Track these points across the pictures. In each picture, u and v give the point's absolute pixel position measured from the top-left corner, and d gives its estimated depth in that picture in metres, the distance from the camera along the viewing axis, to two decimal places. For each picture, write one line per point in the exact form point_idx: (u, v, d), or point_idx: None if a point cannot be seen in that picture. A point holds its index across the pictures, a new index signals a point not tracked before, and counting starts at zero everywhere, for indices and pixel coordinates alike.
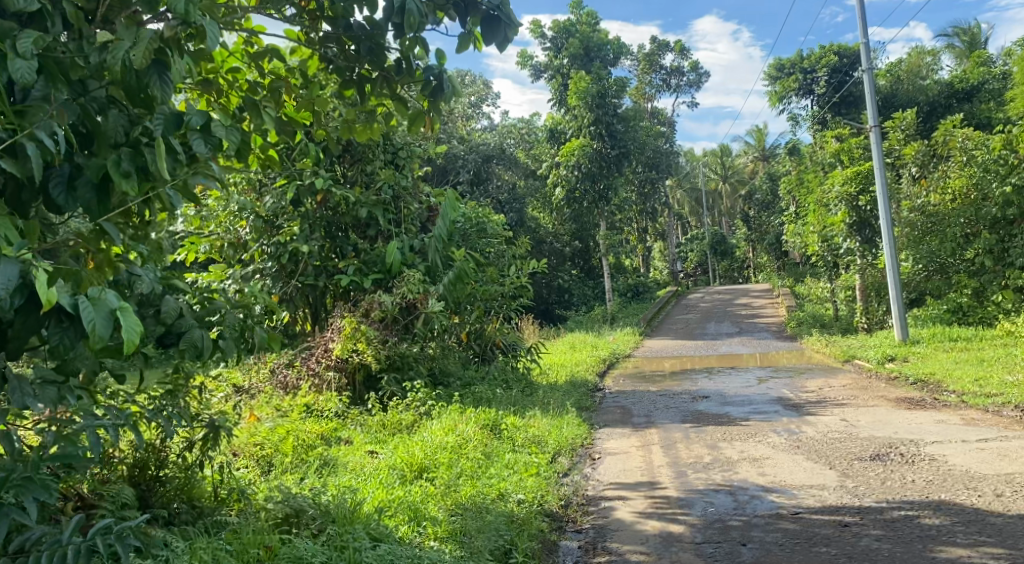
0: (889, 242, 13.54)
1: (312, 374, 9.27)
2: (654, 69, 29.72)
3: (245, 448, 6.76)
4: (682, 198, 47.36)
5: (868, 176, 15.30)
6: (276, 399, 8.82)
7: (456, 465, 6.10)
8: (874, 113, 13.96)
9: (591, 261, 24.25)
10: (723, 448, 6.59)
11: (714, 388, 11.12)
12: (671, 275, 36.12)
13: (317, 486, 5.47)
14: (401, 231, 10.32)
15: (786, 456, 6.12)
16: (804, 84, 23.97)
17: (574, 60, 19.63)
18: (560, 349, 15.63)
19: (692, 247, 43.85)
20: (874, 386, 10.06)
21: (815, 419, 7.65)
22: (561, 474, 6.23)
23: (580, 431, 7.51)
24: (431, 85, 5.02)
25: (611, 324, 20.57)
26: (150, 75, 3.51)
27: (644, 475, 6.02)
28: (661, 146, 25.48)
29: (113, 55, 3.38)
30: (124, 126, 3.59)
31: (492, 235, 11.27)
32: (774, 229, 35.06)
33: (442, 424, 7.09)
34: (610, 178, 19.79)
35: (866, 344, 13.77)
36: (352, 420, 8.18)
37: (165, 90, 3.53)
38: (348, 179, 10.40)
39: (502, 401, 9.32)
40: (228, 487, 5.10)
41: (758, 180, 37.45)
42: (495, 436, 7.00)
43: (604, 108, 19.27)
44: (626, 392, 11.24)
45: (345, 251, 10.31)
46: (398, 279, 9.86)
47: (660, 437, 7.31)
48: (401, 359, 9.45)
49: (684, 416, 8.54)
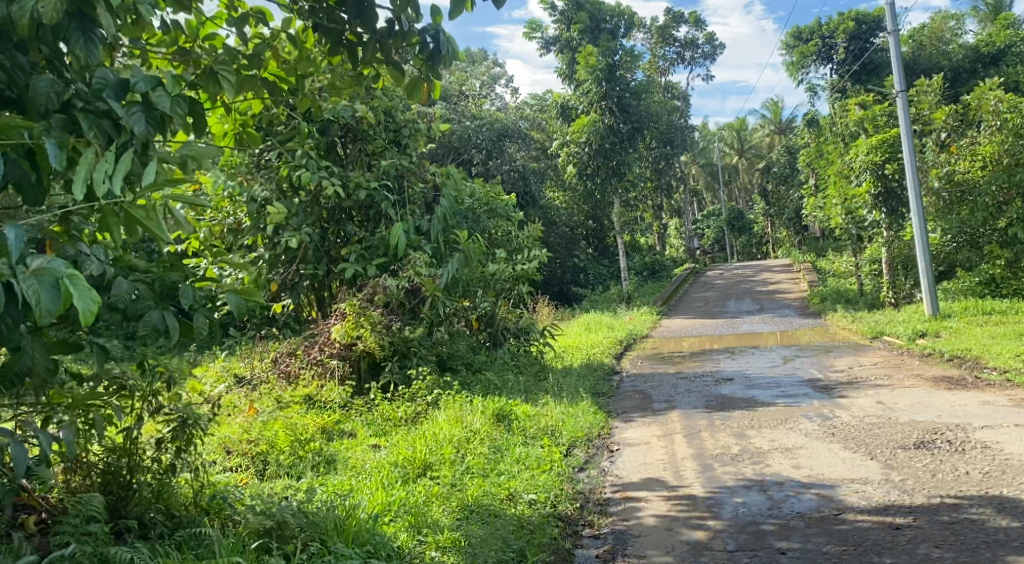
0: (918, 212, 12.96)
1: (315, 363, 8.82)
2: (668, 42, 29.04)
3: (237, 444, 6.33)
4: (698, 174, 46.68)
5: (894, 144, 14.66)
6: (276, 390, 8.38)
7: (462, 461, 5.67)
8: (901, 77, 13.29)
9: (606, 239, 23.72)
10: (751, 437, 6.10)
11: (737, 369, 10.63)
12: (688, 253, 35.54)
13: (310, 490, 5.05)
14: (405, 213, 9.84)
15: (821, 446, 5.63)
16: (823, 51, 23.24)
17: (583, 33, 19.02)
18: (575, 331, 15.17)
19: (709, 224, 43.21)
20: (908, 363, 9.55)
21: (849, 402, 7.15)
22: (575, 469, 5.76)
23: (596, 419, 7.04)
24: (428, 48, 4.60)
25: (628, 304, 20.06)
26: (71, 31, 3.28)
27: (667, 470, 5.54)
28: (677, 121, 24.82)
29: (21, 9, 3.08)
30: (54, 90, 3.35)
31: (501, 215, 10.78)
32: (793, 203, 34.38)
33: (449, 415, 6.64)
34: (623, 154, 19.21)
35: (894, 319, 13.21)
36: (356, 411, 7.73)
37: (89, 50, 3.30)
38: (348, 160, 9.90)
39: (514, 388, 8.85)
40: (210, 494, 4.72)
41: (776, 153, 36.72)
42: (505, 427, 6.54)
43: (614, 82, 18.71)
44: (644, 374, 10.77)
45: (349, 235, 9.84)
46: (404, 263, 9.39)
47: (683, 425, 6.84)
48: (407, 346, 8.98)
49: (708, 400, 8.04)
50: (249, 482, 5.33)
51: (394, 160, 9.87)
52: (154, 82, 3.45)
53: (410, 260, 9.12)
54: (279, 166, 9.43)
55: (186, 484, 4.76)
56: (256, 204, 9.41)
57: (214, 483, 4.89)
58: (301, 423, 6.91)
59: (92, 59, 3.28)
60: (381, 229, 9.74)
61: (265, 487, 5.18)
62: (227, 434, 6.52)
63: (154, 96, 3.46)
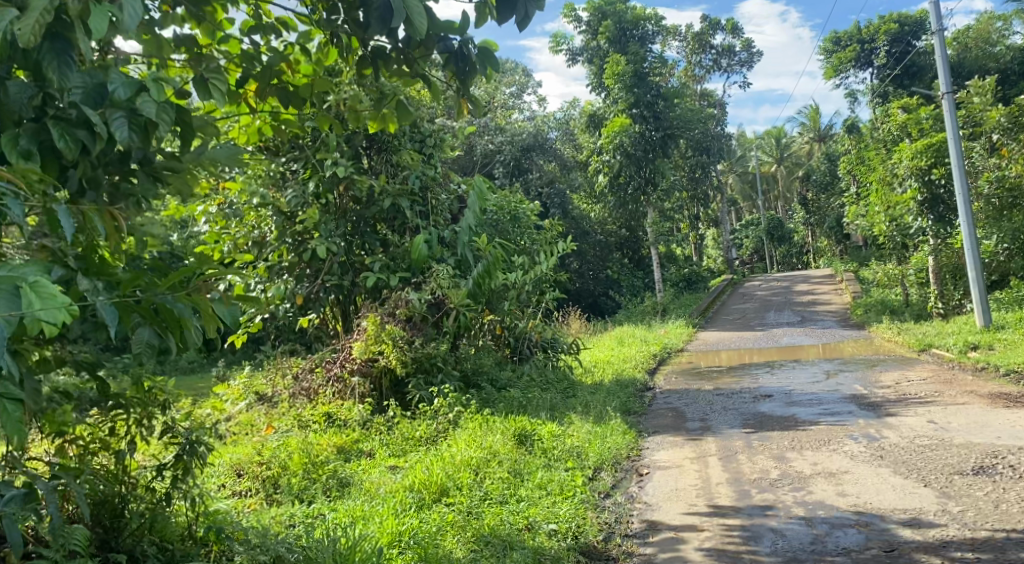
0: (967, 219, 12.38)
1: (335, 380, 8.48)
2: (703, 49, 28.53)
3: (248, 465, 5.97)
4: (736, 184, 45.91)
5: (940, 148, 14.08)
6: (294, 408, 8.07)
7: (480, 486, 5.31)
8: (947, 79, 12.73)
9: (641, 250, 23.26)
10: (792, 460, 5.67)
11: (777, 384, 10.15)
12: (726, 263, 34.87)
13: (315, 521, 4.70)
14: (430, 225, 9.52)
15: (868, 470, 5.19)
16: (863, 56, 22.55)
17: (611, 43, 18.60)
18: (608, 344, 14.75)
19: (747, 234, 42.41)
20: (959, 379, 9.02)
21: (897, 421, 6.68)
22: (600, 496, 5.36)
23: (625, 440, 6.65)
24: (451, 57, 4.24)
25: (663, 316, 19.57)
26: (44, 56, 2.94)
27: (700, 497, 5.12)
28: (712, 130, 24.30)
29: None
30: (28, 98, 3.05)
31: (528, 225, 10.44)
32: (834, 212, 33.58)
33: (468, 435, 6.29)
34: (657, 163, 18.77)
35: (943, 331, 12.62)
36: (376, 429, 7.38)
37: (64, 74, 2.96)
38: (373, 170, 9.58)
39: (540, 406, 8.46)
40: (208, 524, 4.35)
41: (816, 161, 35.89)
42: (527, 449, 6.17)
43: (645, 88, 18.33)
44: (679, 390, 10.31)
45: (373, 247, 9.54)
46: (428, 275, 9.07)
47: (718, 446, 6.42)
48: (430, 362, 8.61)
49: (745, 420, 7.60)
50: (256, 510, 4.99)
51: (419, 171, 9.55)
52: (136, 87, 3.08)
53: (434, 272, 8.80)
54: (306, 177, 9.16)
55: (182, 513, 4.40)
56: (282, 215, 9.15)
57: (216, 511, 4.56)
58: (316, 443, 6.59)
59: (66, 86, 2.95)
60: (406, 241, 9.42)
61: (270, 516, 4.85)
62: (238, 455, 6.18)
63: (138, 101, 3.08)
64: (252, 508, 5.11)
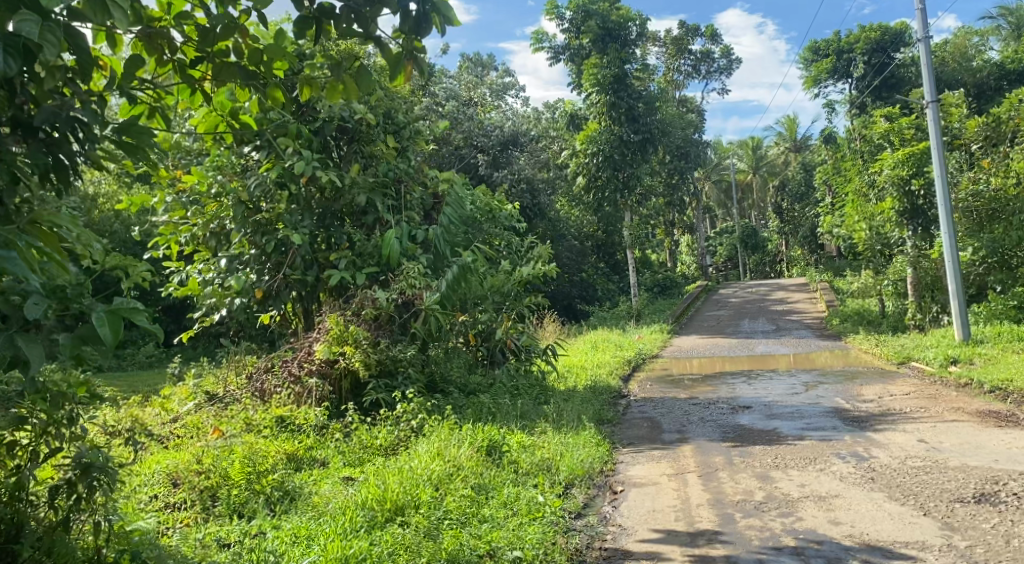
0: (949, 229, 12.12)
1: (292, 381, 7.92)
2: (681, 54, 28.23)
3: (184, 473, 5.50)
4: (711, 191, 45.69)
5: (921, 158, 13.84)
6: (247, 410, 7.55)
7: (441, 505, 4.84)
8: (932, 87, 12.46)
9: (616, 254, 22.91)
10: (778, 481, 5.28)
11: (754, 395, 9.79)
12: (700, 268, 34.57)
13: (253, 549, 4.25)
14: (401, 220, 9.02)
15: (862, 494, 4.81)
16: (841, 65, 22.29)
17: (593, 43, 18.05)
18: (580, 349, 14.32)
19: (721, 241, 42.35)
20: (943, 394, 8.71)
21: (886, 438, 6.32)
22: (572, 518, 4.93)
23: (600, 453, 6.22)
24: (412, 17, 3.70)
25: (637, 321, 19.20)
26: None
27: (679, 520, 4.71)
28: (690, 135, 24.02)
29: None
30: None
31: (503, 224, 10.00)
32: (809, 221, 33.44)
33: (429, 445, 5.81)
34: (634, 166, 18.35)
35: (921, 344, 12.36)
36: (331, 437, 6.87)
37: None
38: (341, 161, 9.08)
39: (510, 414, 8.00)
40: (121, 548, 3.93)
41: (792, 171, 35.75)
42: (493, 463, 5.70)
43: (624, 91, 17.90)
44: (654, 399, 9.92)
45: (339, 243, 9.03)
46: (397, 273, 8.59)
47: (697, 461, 6.02)
48: (395, 365, 8.07)
49: (724, 432, 7.19)
50: (188, 532, 4.55)
51: (390, 163, 9.07)
52: None
53: (403, 270, 8.34)
54: (268, 167, 8.66)
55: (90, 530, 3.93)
56: (242, 206, 8.64)
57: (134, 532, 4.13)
58: (264, 449, 6.10)
59: None
60: (373, 236, 8.90)
61: (201, 544, 4.40)
62: (176, 462, 5.70)
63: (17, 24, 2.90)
64: (186, 529, 4.66)
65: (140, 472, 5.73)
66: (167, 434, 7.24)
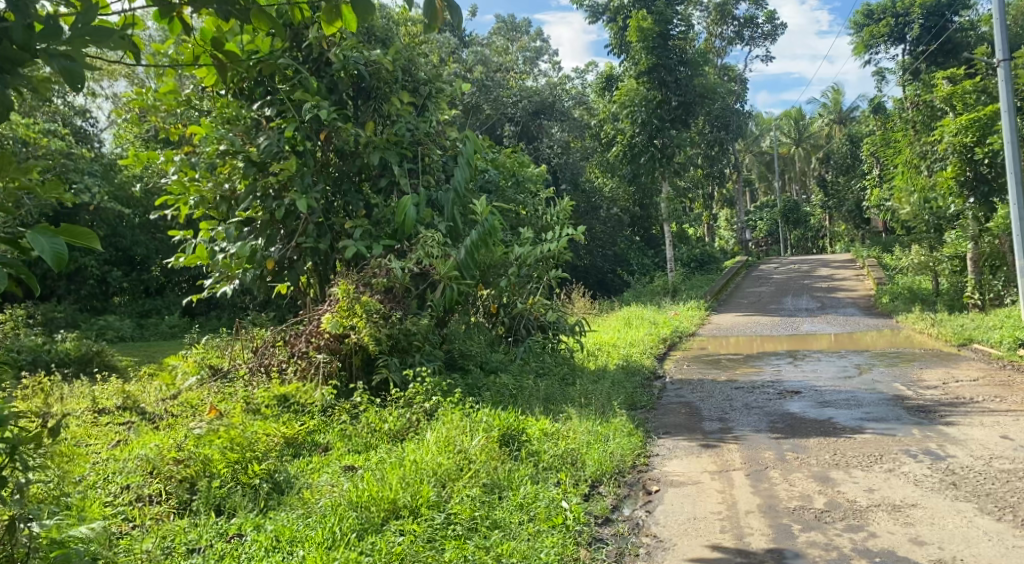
0: (1018, 199, 11.13)
1: (298, 356, 7.25)
2: (725, 21, 27.09)
3: (163, 452, 4.81)
4: (751, 164, 44.20)
5: (988, 122, 12.74)
6: (249, 388, 6.87)
7: (446, 506, 4.17)
8: (1004, 44, 11.40)
9: (653, 229, 21.97)
10: (841, 483, 4.56)
11: (802, 378, 9.02)
12: (740, 243, 33.43)
13: None
14: (421, 184, 8.30)
15: (945, 504, 4.13)
16: (897, 30, 20.60)
17: (636, 1, 17.22)
18: (613, 326, 13.56)
19: (762, 216, 41.15)
20: (1017, 382, 7.83)
21: (962, 433, 5.55)
22: (600, 524, 4.25)
23: (632, 444, 5.50)
24: None
25: (673, 296, 18.38)
26: None
27: (726, 533, 4.02)
28: (731, 105, 22.93)
29: None
30: None
31: (531, 191, 9.25)
32: (854, 195, 32.06)
33: (437, 434, 5.09)
34: (674, 132, 17.41)
35: (983, 324, 11.41)
36: (336, 418, 6.20)
37: None
38: (359, 120, 8.40)
39: (535, 397, 7.30)
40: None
41: (837, 143, 34.35)
42: (511, 456, 4.99)
43: (668, 54, 16.92)
44: (691, 381, 9.17)
45: (355, 208, 8.32)
46: (415, 242, 7.91)
47: (744, 456, 5.30)
48: (411, 340, 7.31)
49: (772, 422, 6.40)
50: (152, 537, 3.93)
51: (410, 122, 8.32)
52: None
53: (421, 238, 7.66)
54: (280, 125, 7.94)
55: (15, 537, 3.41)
56: (253, 167, 7.90)
57: (70, 541, 3.54)
58: (259, 432, 5.41)
59: None
60: (391, 201, 8.19)
61: (164, 555, 3.78)
62: (158, 444, 5.03)
63: None
64: (152, 532, 4.03)
65: (118, 456, 5.06)
66: (162, 412, 6.59)
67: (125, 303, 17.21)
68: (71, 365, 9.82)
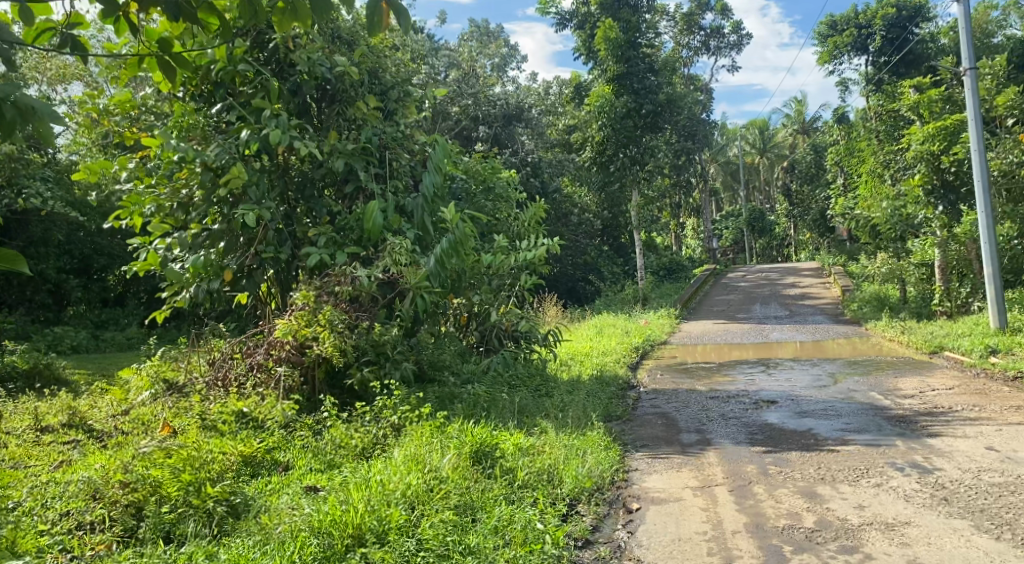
0: (985, 207, 11.11)
1: (257, 369, 6.93)
2: (692, 31, 27.10)
3: (105, 474, 4.48)
4: (717, 173, 44.33)
5: (954, 131, 12.72)
6: (205, 402, 6.53)
7: (416, 531, 3.92)
8: (969, 54, 11.40)
9: (622, 237, 21.84)
10: (829, 500, 4.40)
11: (777, 387, 8.87)
12: (708, 252, 33.44)
13: None
14: (387, 190, 8.02)
15: (939, 523, 4.00)
16: (860, 40, 20.64)
17: (603, 9, 17.07)
18: (585, 335, 13.33)
19: (728, 225, 41.26)
20: (992, 390, 7.74)
21: (948, 444, 5.41)
22: (580, 549, 4.04)
23: (609, 459, 5.28)
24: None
25: (643, 304, 18.23)
26: None
27: (714, 557, 3.85)
28: (698, 114, 22.86)
29: None
30: None
31: (501, 198, 9.02)
32: (819, 204, 32.21)
33: (406, 452, 4.82)
34: (642, 140, 17.28)
35: (952, 332, 11.38)
36: (298, 433, 5.89)
37: None
38: (323, 125, 8.11)
39: (508, 410, 7.06)
40: None
41: (801, 152, 34.53)
42: (484, 474, 4.74)
43: (634, 62, 16.81)
44: (666, 391, 8.98)
45: (319, 215, 8.02)
46: (381, 248, 7.64)
47: (726, 469, 5.12)
48: (378, 350, 7.02)
49: (751, 434, 6.21)
50: None
51: (377, 127, 8.06)
52: None
53: (388, 245, 7.41)
54: (238, 130, 7.63)
55: None
56: (210, 173, 7.56)
57: None
58: (214, 451, 5.09)
59: None
60: (357, 208, 7.91)
61: None
62: (103, 465, 4.69)
63: None
64: None
65: (60, 478, 4.72)
66: (112, 430, 6.24)
67: (79, 313, 16.63)
68: (19, 378, 9.38)
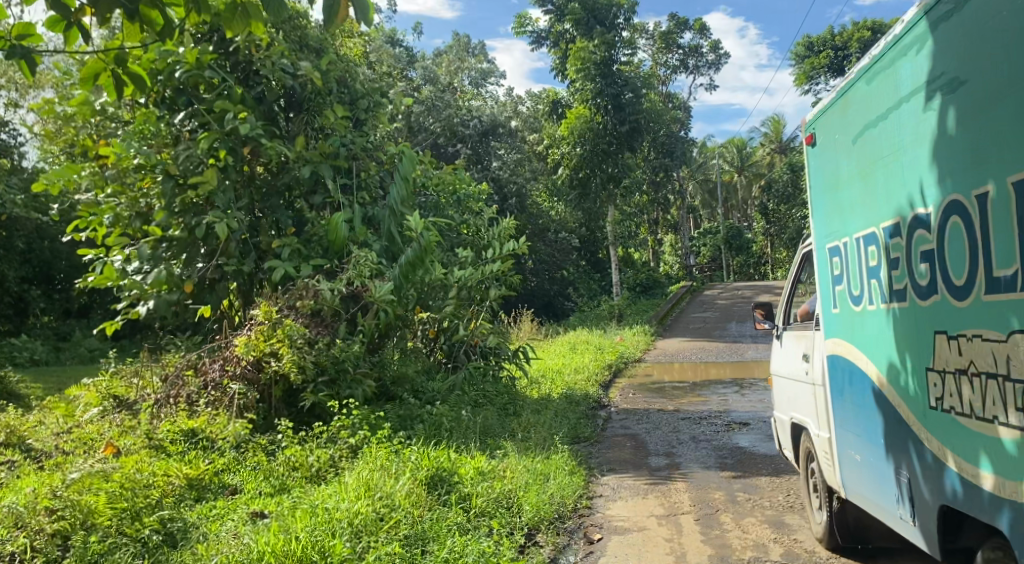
0: None
1: (212, 386, 6.66)
2: (670, 49, 27.12)
3: (31, 500, 4.20)
4: (695, 190, 44.40)
5: None
6: (154, 420, 6.25)
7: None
8: None
9: (598, 253, 21.69)
10: (797, 531, 4.23)
11: (750, 408, 8.69)
12: (685, 269, 33.41)
13: None
14: (355, 201, 7.79)
15: None
16: (836, 62, 20.69)
17: (578, 26, 16.99)
18: (558, 352, 13.12)
19: (706, 242, 41.31)
20: None
21: None
22: None
23: (575, 485, 5.07)
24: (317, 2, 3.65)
25: (618, 321, 18.08)
26: None
27: None
28: (676, 131, 22.80)
29: None
30: None
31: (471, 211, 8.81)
32: (796, 223, 32.27)
33: (359, 477, 4.57)
34: (618, 157, 17.15)
35: None
36: (249, 454, 5.63)
37: None
38: (289, 133, 7.88)
39: (472, 431, 6.83)
40: None
41: (778, 171, 34.64)
42: (439, 501, 4.50)
43: (611, 79, 16.69)
44: (637, 411, 8.78)
45: (284, 225, 7.78)
46: (347, 261, 7.39)
47: (693, 496, 4.94)
48: (339, 368, 6.77)
49: (721, 458, 6.02)
50: None
51: (345, 137, 7.83)
52: None
53: (353, 258, 7.17)
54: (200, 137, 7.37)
55: None
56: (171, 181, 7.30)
57: None
58: (156, 474, 4.84)
59: None
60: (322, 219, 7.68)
61: None
62: (31, 489, 4.40)
63: None
64: None
65: None
66: (54, 450, 5.94)
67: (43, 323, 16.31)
68: None
